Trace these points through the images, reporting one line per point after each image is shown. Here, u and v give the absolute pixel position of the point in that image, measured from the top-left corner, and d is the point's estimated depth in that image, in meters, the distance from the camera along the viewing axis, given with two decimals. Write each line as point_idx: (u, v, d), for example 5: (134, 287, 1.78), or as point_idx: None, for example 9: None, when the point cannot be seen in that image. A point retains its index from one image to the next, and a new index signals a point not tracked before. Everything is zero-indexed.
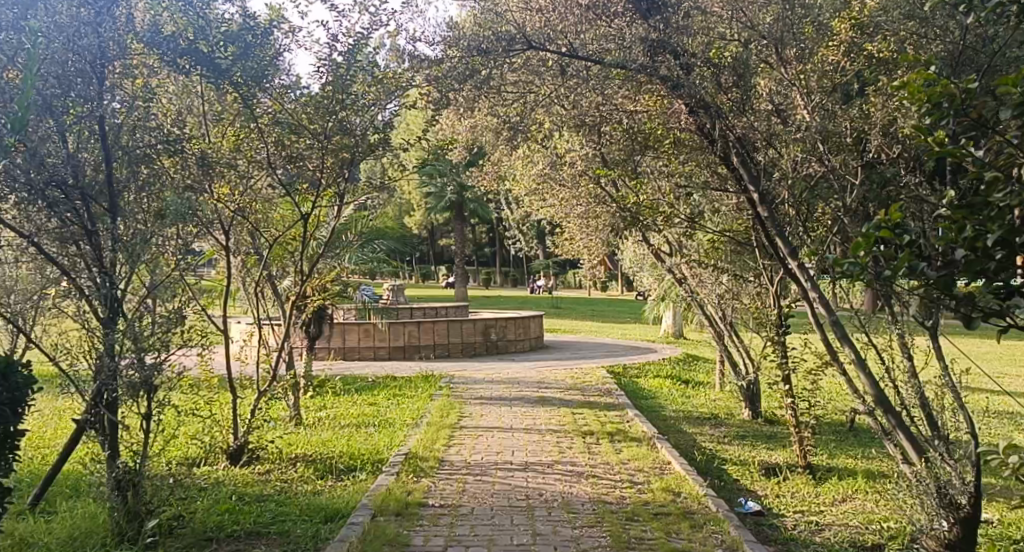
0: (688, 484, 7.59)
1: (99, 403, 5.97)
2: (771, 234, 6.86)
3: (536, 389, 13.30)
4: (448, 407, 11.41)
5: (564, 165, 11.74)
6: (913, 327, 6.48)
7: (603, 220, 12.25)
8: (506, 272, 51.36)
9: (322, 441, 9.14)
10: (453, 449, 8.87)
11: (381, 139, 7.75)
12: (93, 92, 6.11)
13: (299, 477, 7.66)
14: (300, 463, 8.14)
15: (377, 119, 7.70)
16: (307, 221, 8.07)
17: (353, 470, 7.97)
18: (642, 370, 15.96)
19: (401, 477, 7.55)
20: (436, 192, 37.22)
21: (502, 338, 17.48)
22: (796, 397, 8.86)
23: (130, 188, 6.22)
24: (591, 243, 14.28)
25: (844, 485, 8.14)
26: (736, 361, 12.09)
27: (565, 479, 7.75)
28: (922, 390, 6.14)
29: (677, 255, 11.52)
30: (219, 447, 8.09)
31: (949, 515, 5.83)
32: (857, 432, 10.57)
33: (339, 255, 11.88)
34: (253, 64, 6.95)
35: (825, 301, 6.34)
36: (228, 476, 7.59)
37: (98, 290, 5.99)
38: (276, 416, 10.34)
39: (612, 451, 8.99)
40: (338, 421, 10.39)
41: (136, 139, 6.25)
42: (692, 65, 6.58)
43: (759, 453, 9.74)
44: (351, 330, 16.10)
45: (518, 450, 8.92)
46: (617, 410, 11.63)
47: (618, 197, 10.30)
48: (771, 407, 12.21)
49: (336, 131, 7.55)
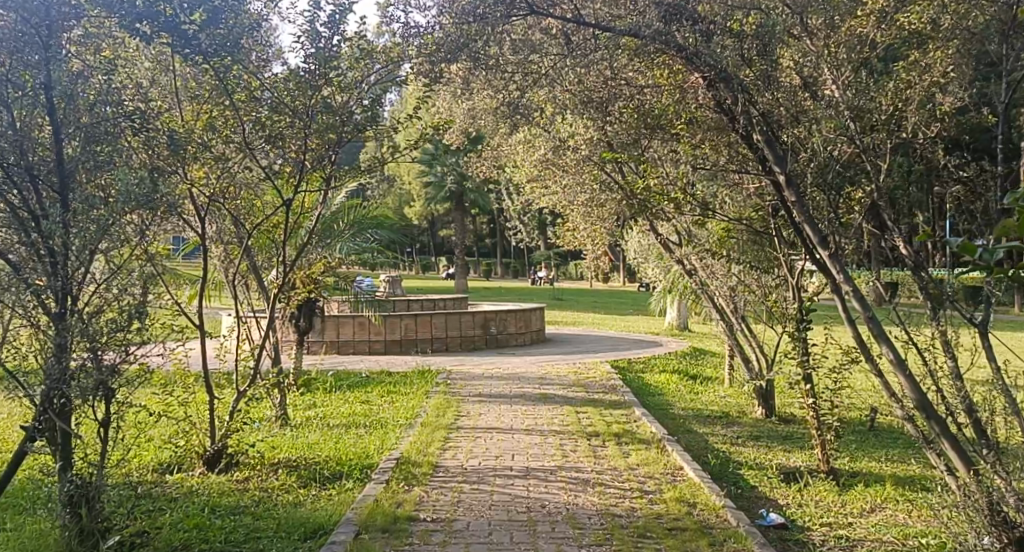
0: (703, 493, 6.98)
1: (50, 408, 5.37)
2: (797, 222, 6.20)
3: (538, 385, 12.69)
4: (444, 405, 10.81)
5: (568, 150, 11.12)
6: (956, 324, 5.86)
7: (608, 208, 11.62)
8: (507, 262, 50.74)
9: (309, 444, 8.53)
10: (449, 453, 8.26)
11: (368, 119, 7.19)
12: (39, 59, 5.48)
13: (280, 486, 7.03)
14: (283, 468, 7.53)
15: (364, 96, 7.14)
16: (290, 207, 7.46)
17: (339, 477, 7.35)
18: (648, 364, 15.36)
19: (391, 487, 6.94)
20: (436, 182, 36.55)
21: (502, 331, 16.87)
22: (819, 397, 8.25)
23: (84, 169, 5.54)
24: (594, 233, 13.66)
25: (872, 492, 7.54)
26: (749, 357, 11.48)
27: (569, 488, 7.12)
28: (969, 394, 5.52)
29: (687, 245, 10.91)
30: (195, 451, 7.47)
31: (1002, 534, 5.21)
32: (878, 433, 9.97)
33: (330, 244, 11.25)
34: (222, 33, 6.33)
35: (860, 295, 5.69)
36: (203, 485, 6.97)
37: (50, 279, 5.34)
38: (262, 416, 9.73)
39: (620, 455, 8.37)
40: (327, 421, 9.77)
41: (95, 115, 5.63)
42: (712, 32, 5.83)
43: (778, 456, 9.12)
44: (346, 323, 15.52)
45: (518, 453, 8.31)
46: (623, 408, 11.02)
47: (626, 182, 9.67)
48: (784, 405, 11.61)
49: (320, 109, 6.97)
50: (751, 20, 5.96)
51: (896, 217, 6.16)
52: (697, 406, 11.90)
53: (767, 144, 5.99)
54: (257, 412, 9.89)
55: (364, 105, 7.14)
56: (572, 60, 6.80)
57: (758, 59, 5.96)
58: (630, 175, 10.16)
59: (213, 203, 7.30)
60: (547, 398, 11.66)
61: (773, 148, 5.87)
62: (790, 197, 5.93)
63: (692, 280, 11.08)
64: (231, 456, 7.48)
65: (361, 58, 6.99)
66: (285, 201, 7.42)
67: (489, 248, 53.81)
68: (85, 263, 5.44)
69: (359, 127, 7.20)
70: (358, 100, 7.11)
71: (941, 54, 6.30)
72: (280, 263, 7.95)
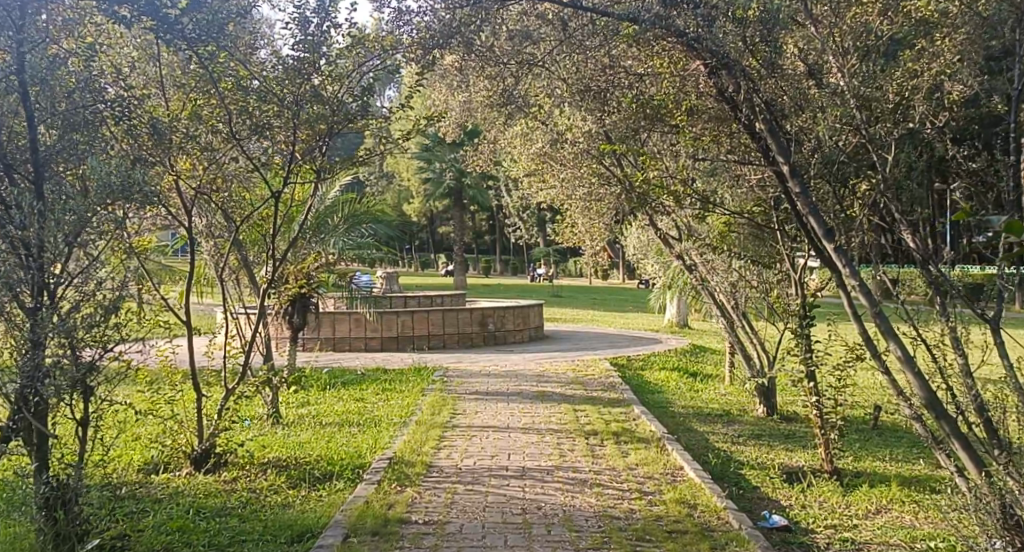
0: (704, 494, 6.78)
1: (25, 408, 5.19)
2: (801, 214, 5.99)
3: (536, 383, 12.49)
4: (440, 403, 10.61)
5: (566, 143, 10.91)
6: (966, 319, 5.65)
7: (606, 203, 11.42)
8: (506, 259, 50.52)
9: (300, 443, 8.33)
10: (443, 453, 8.06)
11: (359, 109, 6.96)
12: (12, 44, 5.35)
13: (269, 486, 6.84)
14: (272, 468, 7.33)
15: (356, 85, 6.93)
16: (279, 200, 7.26)
17: (329, 478, 7.15)
18: (647, 361, 15.17)
19: (383, 487, 6.74)
20: (434, 178, 36.33)
21: (500, 328, 16.66)
22: (822, 395, 8.04)
23: (62, 157, 5.41)
24: (592, 228, 13.46)
25: (877, 493, 7.34)
26: (750, 354, 11.28)
27: (566, 489, 6.92)
28: (980, 393, 5.31)
29: (687, 240, 10.71)
30: (182, 451, 7.27)
31: (1015, 539, 5.00)
32: (882, 431, 9.77)
33: (324, 239, 11.05)
34: (205, 16, 6.15)
35: (867, 290, 5.48)
36: (188, 485, 6.77)
37: (26, 271, 5.14)
38: (253, 414, 9.53)
39: (618, 454, 8.17)
40: (320, 419, 9.57)
41: (74, 102, 5.53)
42: (713, 17, 5.63)
43: (780, 455, 8.93)
44: (341, 319, 15.29)
45: (514, 453, 8.11)
46: (622, 406, 10.83)
47: (625, 176, 9.47)
48: (786, 403, 11.40)
49: (310, 99, 6.77)
50: (753, 5, 5.76)
51: (904, 210, 5.95)
52: (697, 404, 11.71)
53: (770, 134, 5.79)
54: (248, 410, 9.69)
55: (355, 94, 6.93)
56: (568, 48, 6.59)
57: (760, 46, 5.76)
58: (630, 169, 9.96)
59: (200, 196, 7.10)
60: (545, 396, 11.46)
61: (776, 138, 5.67)
62: (794, 188, 5.73)
63: (692, 275, 10.88)
64: (219, 455, 7.28)
65: (352, 46, 6.77)
66: (274, 193, 7.22)
67: (488, 244, 53.57)
68: (66, 254, 5.23)
69: (350, 117, 6.98)
70: (348, 90, 6.90)
71: (950, 41, 6.09)
72: (270, 258, 7.76)
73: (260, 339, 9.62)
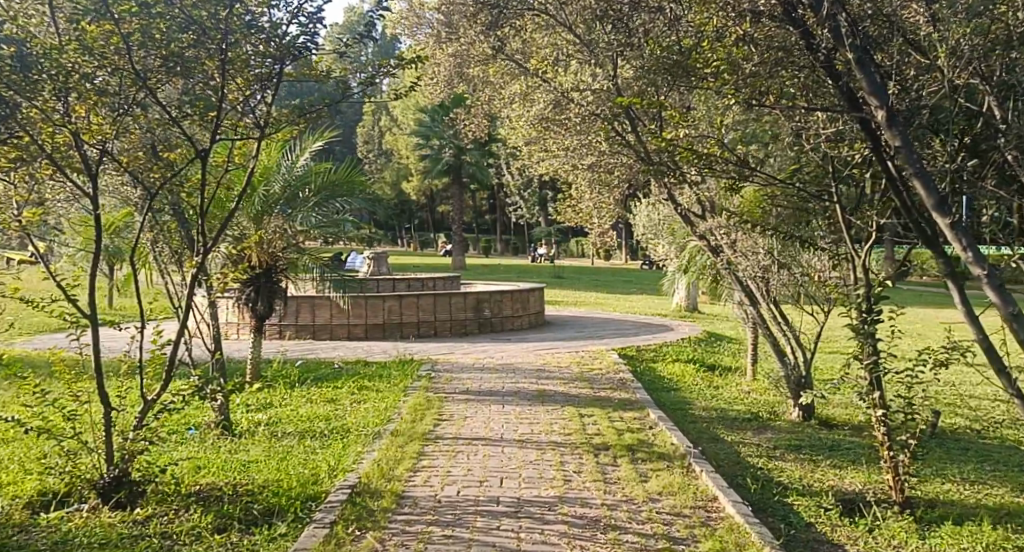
0: (750, 545, 5.30)
1: None
2: (896, 179, 4.44)
3: (535, 380, 10.92)
4: (423, 407, 9.03)
5: (572, 103, 9.32)
6: None
7: (618, 175, 9.82)
8: (505, 238, 48.77)
9: (244, 464, 6.79)
10: (419, 478, 6.50)
11: (308, 41, 5.56)
12: None
13: (188, 531, 5.36)
14: (200, 501, 5.83)
15: (306, 7, 5.47)
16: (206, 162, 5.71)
17: (270, 517, 5.65)
18: (659, 353, 13.59)
19: (336, 534, 5.29)
20: (434, 156, 34.56)
21: (497, 314, 15.03)
22: (890, 408, 6.48)
23: None
24: (600, 204, 11.83)
25: (965, 538, 5.83)
26: (784, 349, 9.67)
27: (572, 534, 5.45)
28: None
29: (711, 216, 9.13)
30: (85, 479, 5.77)
31: None
32: (944, 442, 8.19)
33: (291, 215, 9.48)
34: None
35: (997, 284, 3.96)
36: (86, 529, 5.33)
37: None
38: (197, 423, 7.96)
39: (636, 479, 6.63)
40: (278, 429, 8.01)
41: None
42: None
43: (829, 475, 7.40)
44: (322, 305, 13.76)
45: (508, 478, 6.57)
46: (636, 411, 9.26)
47: (644, 140, 7.89)
48: (823, 406, 9.85)
49: (242, 28, 5.39)
50: None
51: None
52: (720, 406, 10.12)
53: (860, 66, 4.20)
54: (192, 416, 8.13)
55: (301, 23, 5.50)
56: None
57: None
58: (648, 132, 8.38)
59: (107, 157, 5.58)
60: (546, 396, 9.91)
61: (870, 73, 4.17)
62: (890, 141, 4.19)
63: (717, 258, 9.24)
64: (133, 485, 5.78)
65: None
66: (199, 151, 5.66)
67: (488, 223, 51.99)
68: None
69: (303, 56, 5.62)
70: (293, 19, 5.48)
71: None
72: (202, 234, 6.18)
73: (207, 331, 8.04)
